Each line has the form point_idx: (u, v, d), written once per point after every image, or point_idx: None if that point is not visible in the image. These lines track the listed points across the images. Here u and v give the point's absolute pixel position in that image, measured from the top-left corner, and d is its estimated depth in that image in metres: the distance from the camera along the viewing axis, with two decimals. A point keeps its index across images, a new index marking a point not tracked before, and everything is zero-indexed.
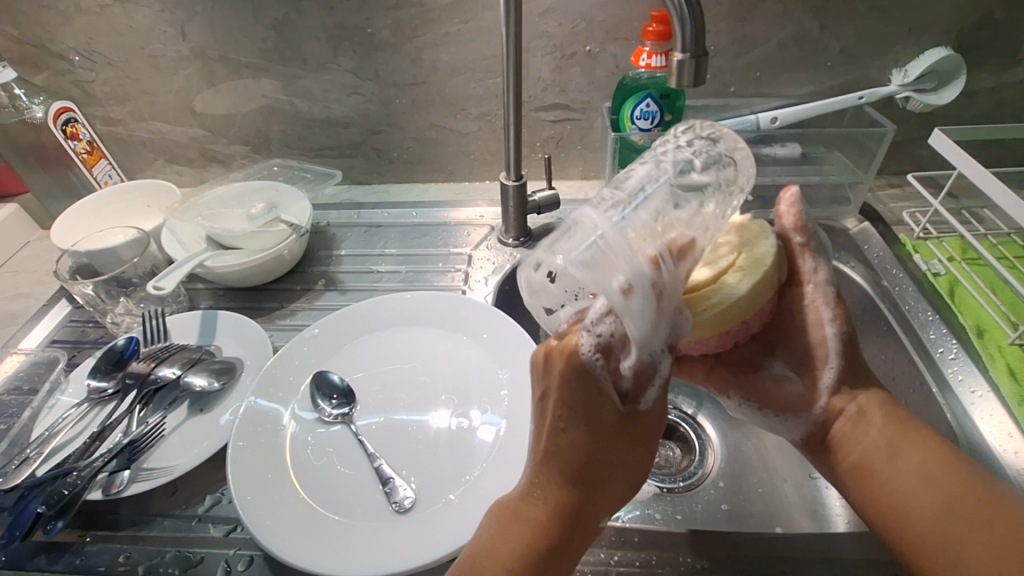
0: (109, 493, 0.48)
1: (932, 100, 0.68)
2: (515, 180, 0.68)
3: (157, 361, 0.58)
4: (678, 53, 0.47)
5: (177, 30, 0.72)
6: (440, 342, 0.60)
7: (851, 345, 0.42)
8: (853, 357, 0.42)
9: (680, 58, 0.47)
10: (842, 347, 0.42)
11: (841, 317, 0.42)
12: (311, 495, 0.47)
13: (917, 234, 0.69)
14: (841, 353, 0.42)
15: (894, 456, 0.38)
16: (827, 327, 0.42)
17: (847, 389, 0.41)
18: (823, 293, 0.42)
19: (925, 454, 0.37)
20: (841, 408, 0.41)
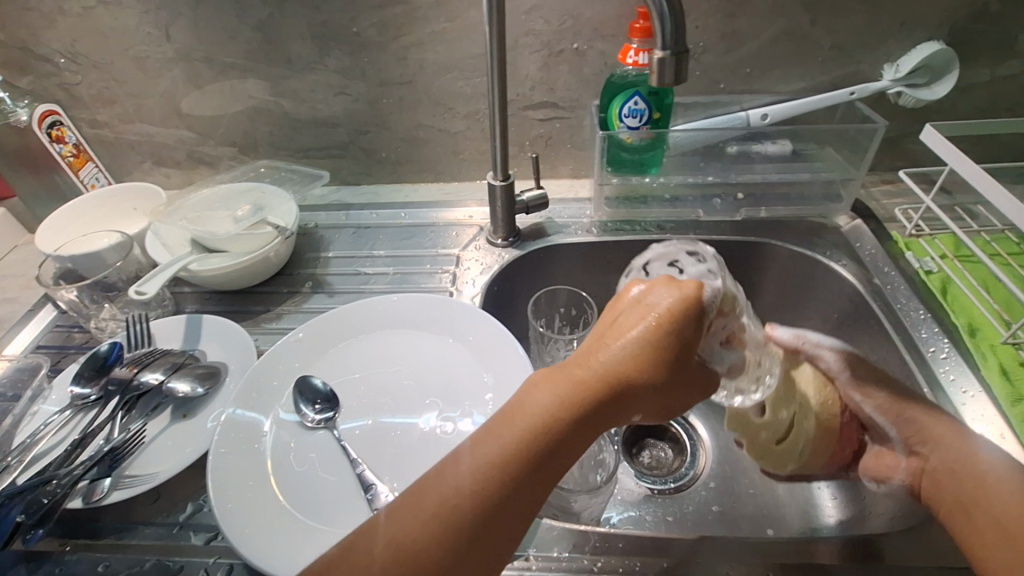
0: (89, 501, 0.48)
1: (925, 95, 0.67)
2: (503, 181, 0.67)
3: (139, 366, 0.58)
4: (659, 50, 0.46)
5: (162, 31, 0.71)
6: (427, 346, 0.59)
7: (916, 411, 0.45)
8: (912, 418, 0.45)
9: (660, 56, 0.46)
10: (888, 417, 0.46)
11: (872, 398, 0.47)
12: (293, 503, 0.46)
13: (909, 231, 0.68)
14: (891, 419, 0.46)
15: (970, 504, 0.39)
16: (858, 405, 0.47)
17: (921, 447, 0.44)
18: (845, 382, 0.48)
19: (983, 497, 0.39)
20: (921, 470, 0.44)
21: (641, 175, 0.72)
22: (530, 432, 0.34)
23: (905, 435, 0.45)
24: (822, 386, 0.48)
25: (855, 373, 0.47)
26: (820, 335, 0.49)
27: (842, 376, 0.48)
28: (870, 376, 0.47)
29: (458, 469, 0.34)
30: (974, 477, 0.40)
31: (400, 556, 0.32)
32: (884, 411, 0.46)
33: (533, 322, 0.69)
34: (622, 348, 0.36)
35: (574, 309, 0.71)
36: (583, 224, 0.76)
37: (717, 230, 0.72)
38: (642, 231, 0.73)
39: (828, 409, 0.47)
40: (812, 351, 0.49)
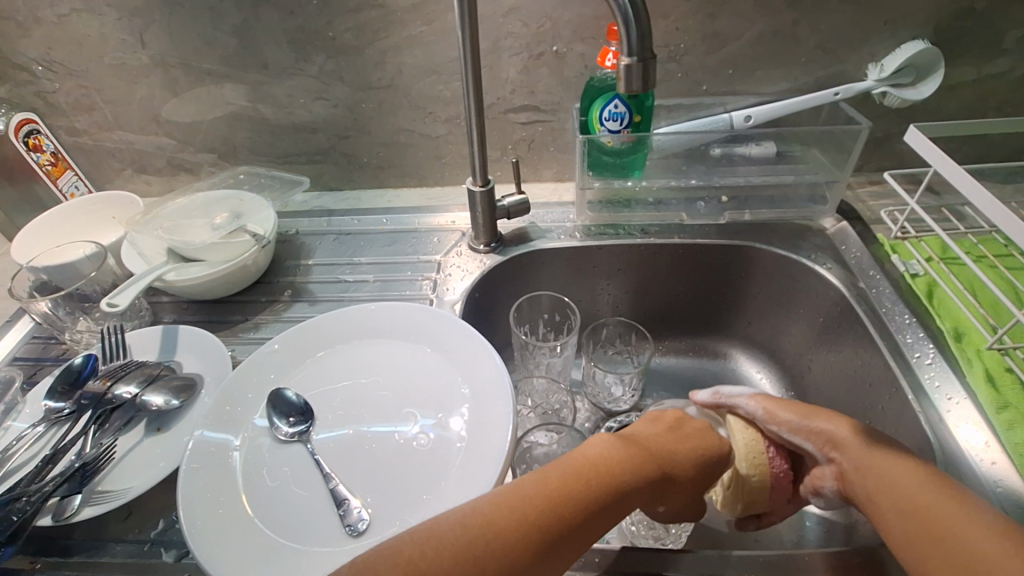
0: (60, 518, 0.47)
1: (911, 94, 0.66)
2: (482, 186, 0.66)
3: (114, 379, 0.57)
4: (625, 58, 0.46)
5: (137, 38, 0.70)
6: (403, 355, 0.58)
7: (822, 423, 0.46)
8: (821, 429, 0.45)
9: (627, 62, 0.46)
10: (803, 437, 0.46)
11: (784, 422, 0.47)
12: (265, 518, 0.45)
13: (895, 233, 0.66)
14: (800, 433, 0.46)
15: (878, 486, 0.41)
16: (777, 433, 0.48)
17: (835, 453, 0.44)
18: (761, 419, 0.49)
19: (897, 498, 0.39)
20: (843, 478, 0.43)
21: (623, 178, 0.71)
22: (608, 481, 0.38)
23: (822, 445, 0.45)
24: (744, 428, 0.49)
25: (768, 408, 0.49)
26: (734, 389, 0.52)
27: (757, 415, 0.49)
28: (781, 403, 0.48)
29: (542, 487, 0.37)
30: (870, 465, 0.42)
31: (483, 545, 0.35)
32: (796, 430, 0.47)
33: (516, 330, 0.69)
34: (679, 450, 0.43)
35: (557, 314, 0.71)
36: (566, 229, 0.75)
37: (702, 233, 0.71)
38: (625, 235, 0.73)
39: (754, 446, 0.48)
40: (729, 404, 0.51)
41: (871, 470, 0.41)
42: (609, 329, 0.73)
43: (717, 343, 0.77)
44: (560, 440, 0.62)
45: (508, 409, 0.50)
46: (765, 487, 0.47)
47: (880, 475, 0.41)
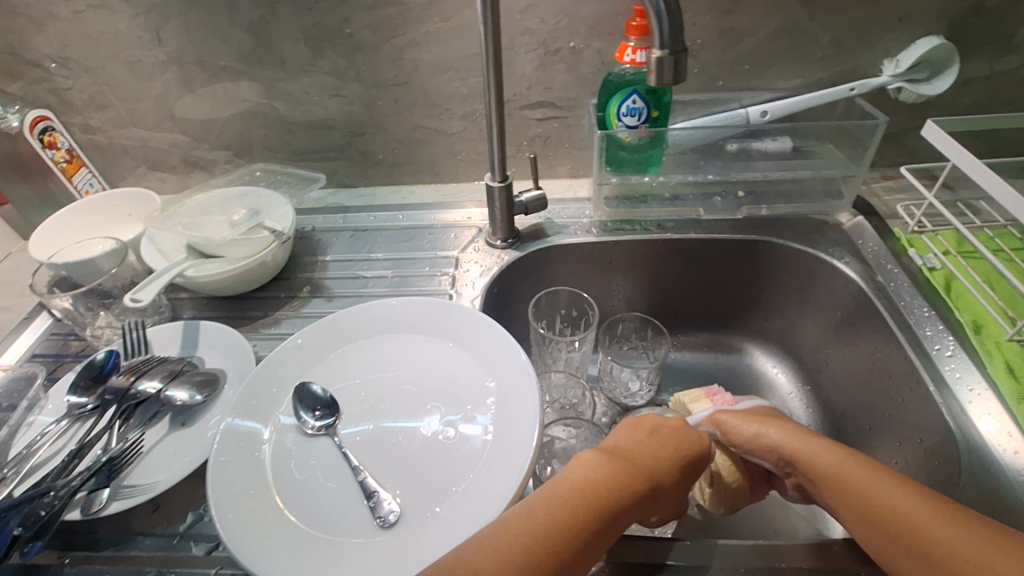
0: (87, 513, 0.47)
1: (925, 90, 0.67)
2: (501, 182, 0.66)
3: (137, 374, 0.57)
4: (658, 50, 0.46)
5: (153, 35, 0.70)
6: (426, 350, 0.58)
7: (773, 436, 0.47)
8: (774, 446, 0.46)
9: (659, 56, 0.46)
10: (760, 454, 0.47)
11: (740, 441, 0.48)
12: (294, 511, 0.45)
13: (912, 227, 0.67)
14: (757, 451, 0.47)
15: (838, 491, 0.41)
16: (740, 452, 0.49)
17: (791, 467, 0.46)
18: (722, 439, 0.50)
19: (858, 502, 0.40)
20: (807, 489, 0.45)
21: (641, 173, 0.71)
22: (598, 503, 0.38)
23: (777, 461, 0.46)
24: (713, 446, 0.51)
25: (723, 428, 0.50)
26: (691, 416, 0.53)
27: (717, 436, 0.50)
28: (734, 419, 0.49)
29: (536, 525, 0.37)
30: (826, 471, 0.43)
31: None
32: (752, 449, 0.48)
33: (534, 324, 0.69)
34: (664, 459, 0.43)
35: (575, 310, 0.71)
36: (583, 224, 0.75)
37: (719, 229, 0.72)
38: (642, 231, 0.73)
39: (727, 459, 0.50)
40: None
41: (826, 478, 0.42)
42: (626, 325, 0.74)
43: (732, 338, 0.78)
44: (580, 433, 0.63)
45: (535, 402, 0.50)
46: (743, 493, 0.50)
47: (841, 483, 0.41)
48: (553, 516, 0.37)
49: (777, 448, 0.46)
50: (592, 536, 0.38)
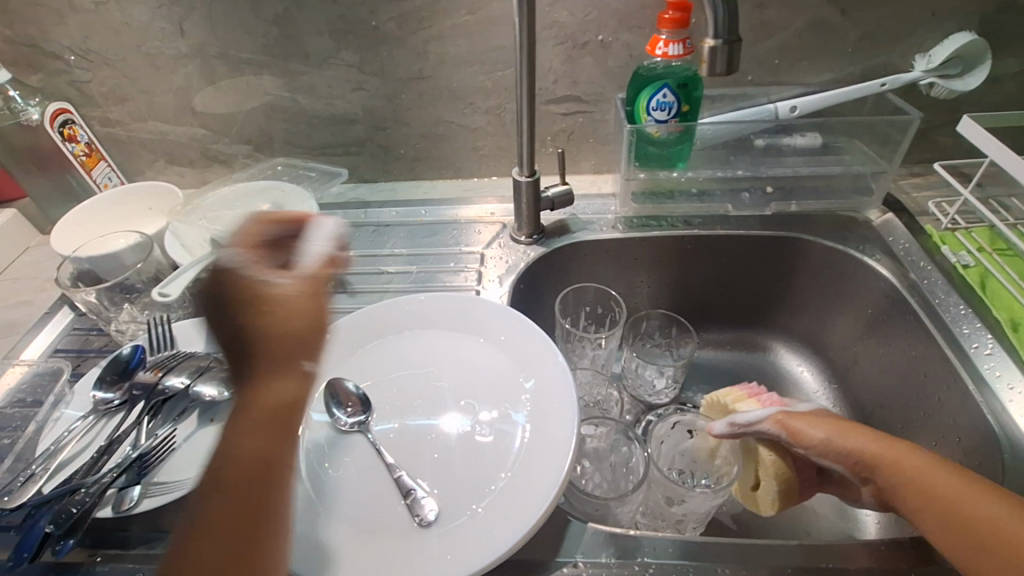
0: (119, 510, 0.47)
1: (958, 86, 0.66)
2: (528, 177, 0.65)
3: (164, 370, 0.56)
4: (711, 40, 0.46)
5: (176, 26, 0.69)
6: (456, 346, 0.57)
7: (851, 442, 0.46)
8: (852, 452, 0.46)
9: (712, 44, 0.46)
10: (832, 458, 0.47)
11: (811, 445, 0.47)
12: (329, 509, 0.44)
13: (945, 225, 0.66)
14: (829, 456, 0.47)
15: (926, 500, 0.41)
16: (806, 455, 0.48)
17: (868, 474, 0.45)
18: (785, 441, 0.49)
19: (947, 512, 0.40)
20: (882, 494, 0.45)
21: (668, 169, 0.70)
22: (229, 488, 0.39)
23: (853, 468, 0.46)
24: (771, 447, 0.50)
25: (790, 430, 0.49)
26: (748, 414, 0.52)
27: (783, 438, 0.49)
28: (802, 423, 0.49)
29: (254, 459, 0.39)
30: (911, 480, 0.43)
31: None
32: (826, 454, 0.47)
33: (562, 320, 0.69)
34: (301, 350, 0.42)
35: (601, 306, 0.71)
36: (607, 221, 0.74)
37: (747, 226, 0.72)
38: (669, 227, 0.72)
39: (781, 465, 0.50)
40: (748, 431, 0.51)
41: (912, 486, 0.42)
42: (651, 322, 0.73)
43: (757, 336, 0.77)
44: (606, 433, 0.61)
45: (573, 399, 0.49)
46: (792, 496, 0.49)
47: (929, 491, 0.41)
48: (255, 453, 0.39)
49: (853, 454, 0.46)
50: (239, 519, 0.38)
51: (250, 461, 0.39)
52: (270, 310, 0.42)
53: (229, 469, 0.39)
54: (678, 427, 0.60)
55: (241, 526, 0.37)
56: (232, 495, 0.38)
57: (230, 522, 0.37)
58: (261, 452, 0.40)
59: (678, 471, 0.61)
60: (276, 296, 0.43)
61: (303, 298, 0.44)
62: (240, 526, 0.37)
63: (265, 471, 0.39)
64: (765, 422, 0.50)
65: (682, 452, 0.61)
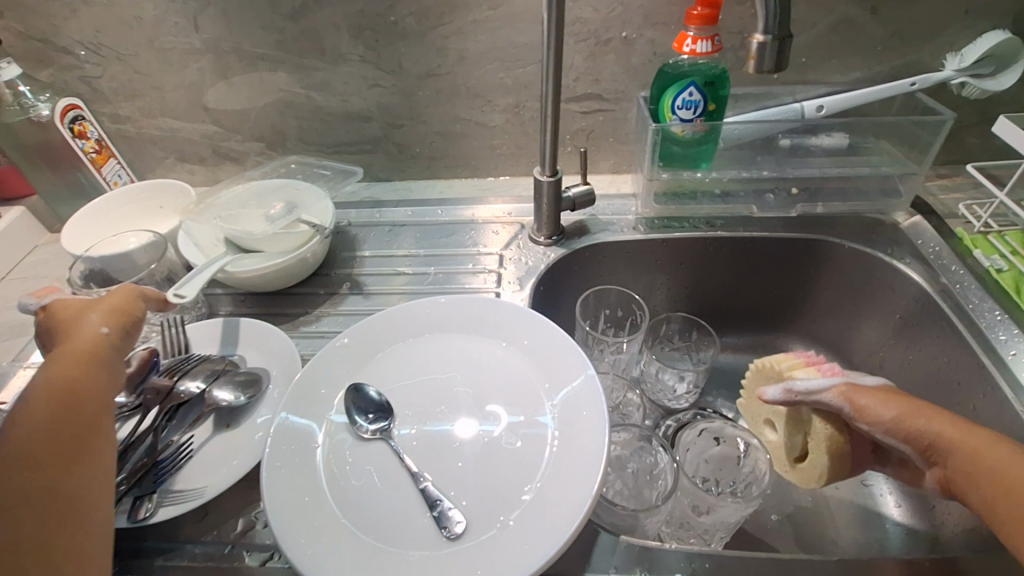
0: (134, 520, 0.45)
1: (990, 85, 0.64)
2: (550, 176, 0.64)
3: (178, 374, 0.55)
4: (760, 35, 0.46)
5: (189, 21, 0.68)
6: (477, 350, 0.56)
7: (924, 423, 0.41)
8: (922, 433, 0.41)
9: (761, 39, 0.46)
10: (897, 438, 0.42)
11: (878, 422, 0.42)
12: (353, 519, 0.43)
13: (977, 228, 0.65)
14: (895, 435, 0.42)
15: (1000, 494, 0.37)
16: (867, 431, 0.43)
17: (937, 458, 0.41)
18: (847, 414, 0.44)
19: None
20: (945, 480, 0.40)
21: (691, 170, 0.68)
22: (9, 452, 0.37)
23: (920, 450, 0.42)
24: (827, 419, 0.46)
25: (855, 404, 0.44)
26: (807, 381, 0.46)
27: (845, 410, 0.44)
28: (870, 399, 0.43)
29: (61, 392, 0.40)
30: (986, 470, 0.38)
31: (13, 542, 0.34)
32: (894, 434, 0.42)
33: (583, 323, 0.67)
34: (116, 324, 0.47)
35: (623, 309, 0.70)
36: (628, 221, 0.73)
37: (771, 228, 0.70)
38: (692, 228, 0.71)
39: (836, 439, 0.46)
40: (805, 399, 0.46)
41: (987, 477, 0.38)
42: (671, 325, 0.71)
43: (778, 339, 0.76)
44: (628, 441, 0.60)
45: (603, 406, 0.47)
46: (844, 474, 0.47)
47: (1006, 487, 0.37)
48: (69, 384, 0.41)
49: (924, 435, 0.41)
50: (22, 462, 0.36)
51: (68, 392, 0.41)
52: (77, 321, 0.46)
53: (40, 405, 0.39)
54: (705, 433, 0.61)
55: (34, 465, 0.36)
56: (51, 415, 0.39)
57: (41, 451, 0.37)
58: (75, 383, 0.41)
59: (702, 479, 0.59)
60: (76, 309, 0.48)
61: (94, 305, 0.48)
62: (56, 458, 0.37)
63: (83, 404, 0.41)
64: (826, 396, 0.45)
65: (707, 460, 0.60)
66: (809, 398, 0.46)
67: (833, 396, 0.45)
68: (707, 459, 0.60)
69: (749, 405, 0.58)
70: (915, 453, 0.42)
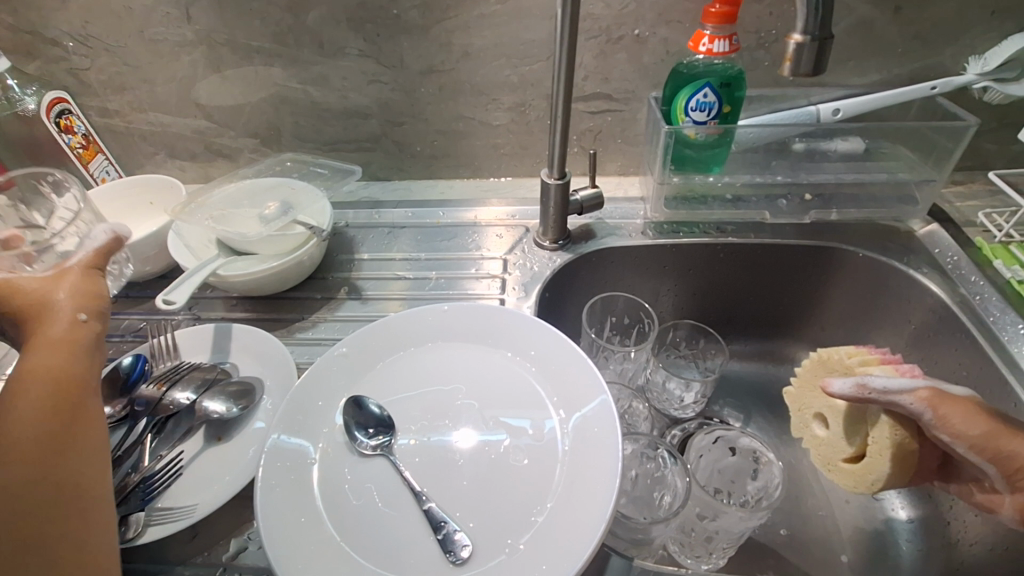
0: (121, 540, 0.42)
1: (1014, 90, 0.61)
2: (558, 179, 0.61)
3: (168, 383, 0.52)
4: (799, 34, 0.44)
5: (182, 11, 0.65)
6: (482, 361, 0.53)
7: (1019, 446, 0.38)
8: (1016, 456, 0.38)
9: (800, 40, 0.44)
10: (983, 457, 0.39)
11: (963, 435, 0.39)
12: (353, 542, 0.40)
13: (998, 238, 0.63)
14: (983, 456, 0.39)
15: None
16: (947, 443, 0.40)
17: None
18: (925, 423, 0.41)
19: None
20: None
21: (704, 174, 0.66)
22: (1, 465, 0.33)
23: (1006, 472, 0.39)
24: (901, 422, 0.42)
25: (939, 411, 0.40)
26: (885, 379, 0.42)
27: (925, 417, 0.40)
28: (957, 409, 0.40)
29: (50, 393, 0.37)
30: None
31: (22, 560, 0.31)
32: (981, 450, 0.39)
33: (588, 331, 0.64)
34: (91, 309, 0.43)
35: (630, 316, 0.67)
36: (636, 226, 0.71)
37: (783, 235, 0.68)
38: (701, 233, 0.69)
39: (904, 445, 0.42)
40: (880, 399, 0.42)
41: None
42: (678, 333, 0.69)
43: (786, 348, 0.74)
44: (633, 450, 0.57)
45: (616, 427, 0.44)
46: (900, 482, 0.44)
47: None
48: (59, 382, 0.38)
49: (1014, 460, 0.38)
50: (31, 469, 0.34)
51: (55, 393, 0.37)
52: (42, 308, 0.41)
53: (30, 408, 0.36)
54: (720, 442, 0.58)
55: (33, 488, 0.33)
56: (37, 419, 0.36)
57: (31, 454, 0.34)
58: (65, 383, 0.38)
59: (713, 489, 0.57)
60: (30, 288, 0.42)
61: (55, 280, 0.43)
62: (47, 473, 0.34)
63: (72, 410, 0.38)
64: (906, 401, 0.41)
65: (721, 470, 0.58)
66: (884, 400, 0.41)
67: (911, 401, 0.41)
68: (719, 470, 0.58)
69: (793, 394, 0.54)
70: (1000, 478, 0.39)
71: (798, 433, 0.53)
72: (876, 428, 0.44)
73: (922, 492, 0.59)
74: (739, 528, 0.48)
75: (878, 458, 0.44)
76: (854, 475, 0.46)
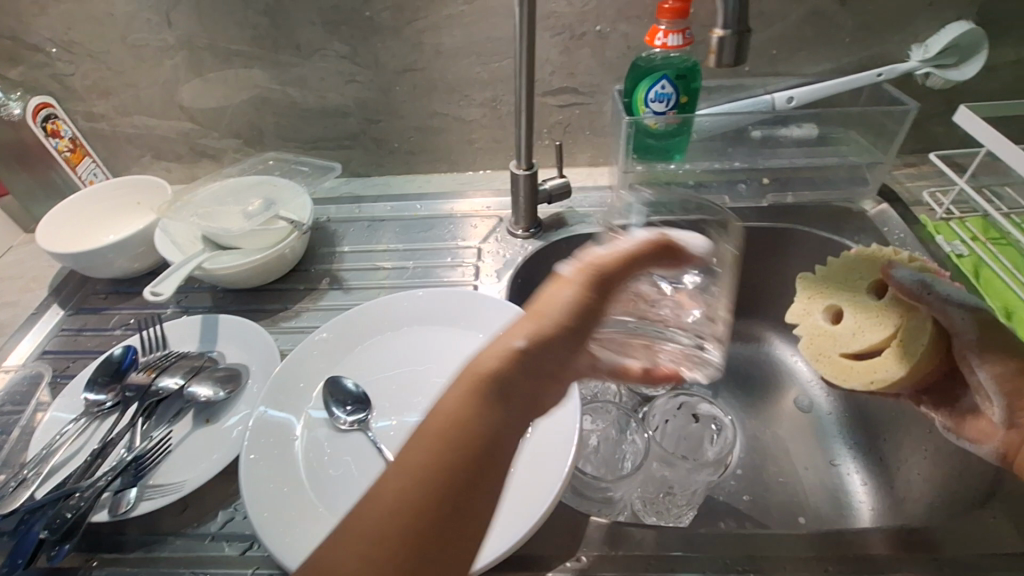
0: (115, 513, 0.46)
1: (953, 75, 0.66)
2: (526, 169, 0.65)
3: (158, 370, 0.55)
4: (719, 30, 0.47)
5: (163, 18, 0.68)
6: (455, 342, 0.56)
7: None
8: None
9: (720, 35, 0.47)
10: (1001, 388, 0.41)
11: (992, 365, 0.42)
12: (330, 507, 0.44)
13: (939, 215, 0.67)
14: (1002, 390, 0.41)
15: None
16: (973, 367, 0.43)
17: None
18: (963, 343, 0.44)
19: None
20: (1012, 442, 0.40)
21: (665, 162, 0.70)
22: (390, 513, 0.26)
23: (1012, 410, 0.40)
24: (936, 334, 0.46)
25: (985, 338, 0.43)
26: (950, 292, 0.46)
27: (970, 337, 0.44)
28: (1003, 345, 0.43)
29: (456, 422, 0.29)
30: None
31: None
32: (1003, 381, 0.41)
33: None
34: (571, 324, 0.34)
35: None
36: (605, 213, 0.74)
37: (742, 217, 0.72)
38: None
39: (927, 355, 0.46)
40: (935, 303, 0.46)
41: None
42: None
43: (751, 327, 0.78)
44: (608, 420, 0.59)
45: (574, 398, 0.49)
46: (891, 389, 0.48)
47: None
48: (461, 419, 0.29)
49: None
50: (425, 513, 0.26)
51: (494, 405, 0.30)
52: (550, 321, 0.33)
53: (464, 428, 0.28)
54: (684, 409, 0.65)
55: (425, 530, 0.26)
56: (440, 455, 0.28)
57: (425, 504, 0.26)
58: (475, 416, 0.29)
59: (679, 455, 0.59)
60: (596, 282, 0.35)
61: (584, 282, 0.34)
62: (441, 511, 0.26)
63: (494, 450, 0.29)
64: (963, 314, 0.44)
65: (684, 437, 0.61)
66: (943, 305, 0.45)
67: (967, 318, 0.44)
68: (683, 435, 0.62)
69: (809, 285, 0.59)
70: (1005, 414, 0.41)
71: (794, 319, 0.57)
72: (905, 328, 0.49)
73: (875, 457, 0.63)
74: (693, 482, 0.53)
75: (894, 355, 0.48)
76: (849, 369, 0.50)
